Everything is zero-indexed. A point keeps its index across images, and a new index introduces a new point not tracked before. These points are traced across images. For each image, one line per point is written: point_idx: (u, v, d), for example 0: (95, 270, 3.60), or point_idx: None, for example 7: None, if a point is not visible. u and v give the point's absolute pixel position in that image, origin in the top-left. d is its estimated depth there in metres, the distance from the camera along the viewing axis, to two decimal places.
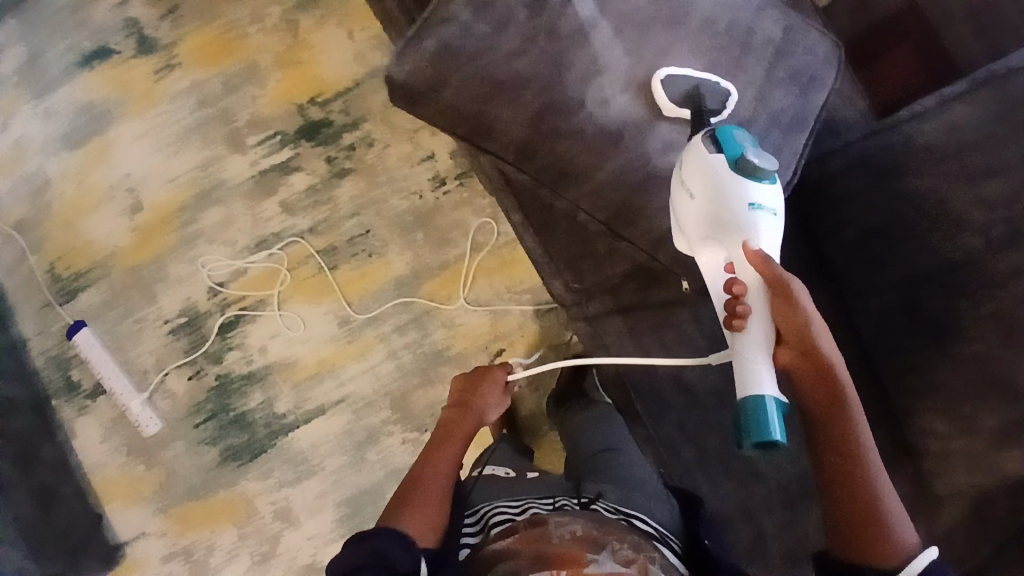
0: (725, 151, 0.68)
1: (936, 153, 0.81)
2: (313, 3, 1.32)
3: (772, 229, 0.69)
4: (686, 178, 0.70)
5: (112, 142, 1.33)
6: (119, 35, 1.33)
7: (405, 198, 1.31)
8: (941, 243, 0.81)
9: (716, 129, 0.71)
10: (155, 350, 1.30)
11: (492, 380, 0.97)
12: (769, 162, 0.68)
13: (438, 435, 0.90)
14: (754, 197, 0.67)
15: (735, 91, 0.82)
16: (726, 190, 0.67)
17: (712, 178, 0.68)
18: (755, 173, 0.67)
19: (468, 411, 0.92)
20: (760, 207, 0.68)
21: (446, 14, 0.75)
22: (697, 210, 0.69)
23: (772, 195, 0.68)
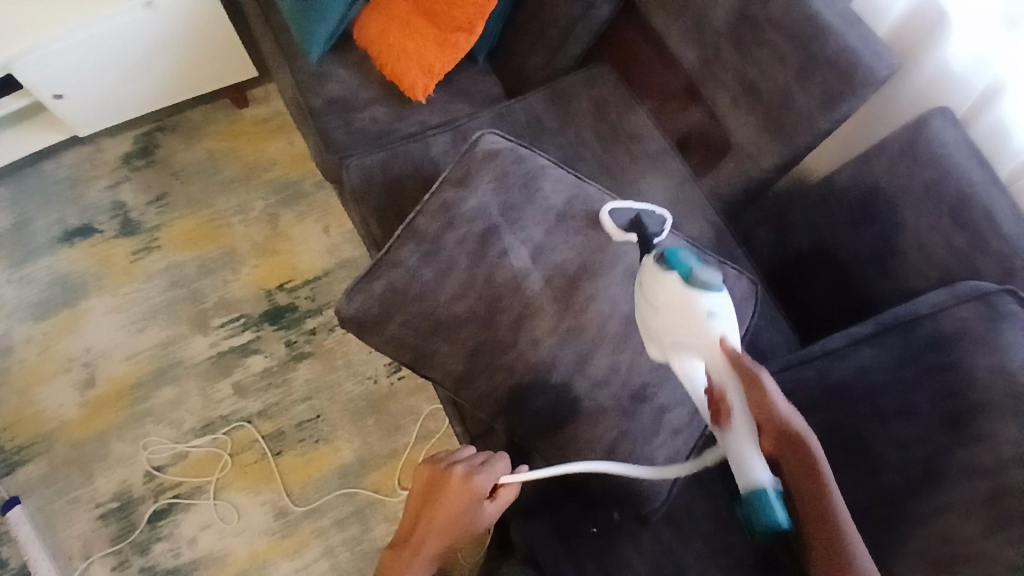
0: (676, 268, 0.72)
1: (848, 392, 0.85)
2: (294, 201, 1.44)
3: (731, 322, 0.70)
4: (652, 294, 0.74)
5: (80, 316, 1.36)
6: (105, 215, 1.43)
7: (360, 383, 1.33)
8: (864, 479, 0.82)
9: (663, 251, 0.75)
10: (83, 535, 1.23)
11: (458, 498, 0.75)
12: (708, 268, 0.71)
13: (394, 556, 0.77)
14: (706, 304, 0.70)
15: (668, 215, 0.92)
16: (681, 305, 0.70)
17: (665, 295, 0.72)
18: (698, 280, 0.70)
19: (426, 542, 0.75)
20: (714, 314, 0.69)
21: (397, 259, 0.87)
22: (661, 322, 0.73)
23: (722, 295, 0.71)
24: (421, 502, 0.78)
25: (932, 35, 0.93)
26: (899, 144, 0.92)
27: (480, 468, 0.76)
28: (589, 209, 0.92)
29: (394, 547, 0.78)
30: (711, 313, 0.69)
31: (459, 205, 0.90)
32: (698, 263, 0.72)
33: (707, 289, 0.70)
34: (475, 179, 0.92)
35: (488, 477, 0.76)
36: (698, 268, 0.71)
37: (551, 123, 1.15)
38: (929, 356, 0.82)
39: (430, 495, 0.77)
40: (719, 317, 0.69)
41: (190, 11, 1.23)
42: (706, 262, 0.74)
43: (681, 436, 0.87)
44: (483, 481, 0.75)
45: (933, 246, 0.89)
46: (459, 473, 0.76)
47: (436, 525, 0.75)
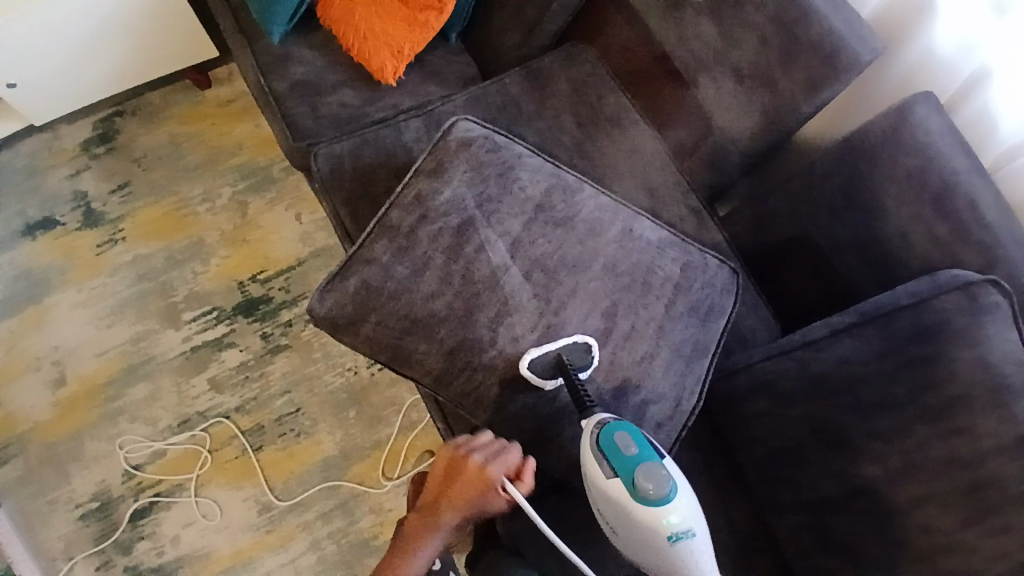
0: (622, 482, 0.70)
1: (829, 384, 0.84)
2: (264, 187, 1.39)
3: (697, 523, 0.71)
4: (606, 513, 0.73)
5: (46, 312, 1.32)
6: (66, 206, 1.37)
7: (339, 375, 1.31)
8: (842, 471, 0.83)
9: (603, 452, 0.72)
10: (65, 535, 1.21)
11: (477, 485, 0.74)
12: (661, 470, 0.70)
13: (406, 536, 0.77)
14: (671, 528, 0.69)
15: (591, 337, 0.82)
16: (648, 529, 0.69)
17: (623, 513, 0.70)
18: (656, 497, 0.69)
19: (441, 524, 0.76)
20: (684, 534, 0.69)
21: (370, 255, 0.83)
22: (631, 542, 0.72)
23: (681, 500, 0.70)
24: (437, 484, 0.77)
25: (923, 18, 0.91)
26: (883, 128, 0.90)
27: (497, 457, 0.75)
28: (567, 200, 0.90)
29: (408, 526, 0.78)
30: (683, 536, 0.69)
31: (434, 198, 0.86)
32: (645, 472, 0.70)
33: (669, 504, 0.69)
34: (448, 170, 0.88)
35: (504, 464, 0.75)
36: (653, 470, 0.70)
37: (527, 105, 1.10)
38: (908, 349, 0.80)
39: (448, 479, 0.76)
40: (691, 531, 0.70)
41: None
42: (650, 459, 0.71)
43: (663, 430, 0.84)
44: (499, 469, 0.74)
45: (915, 235, 0.88)
46: (478, 460, 0.75)
47: (452, 502, 0.75)
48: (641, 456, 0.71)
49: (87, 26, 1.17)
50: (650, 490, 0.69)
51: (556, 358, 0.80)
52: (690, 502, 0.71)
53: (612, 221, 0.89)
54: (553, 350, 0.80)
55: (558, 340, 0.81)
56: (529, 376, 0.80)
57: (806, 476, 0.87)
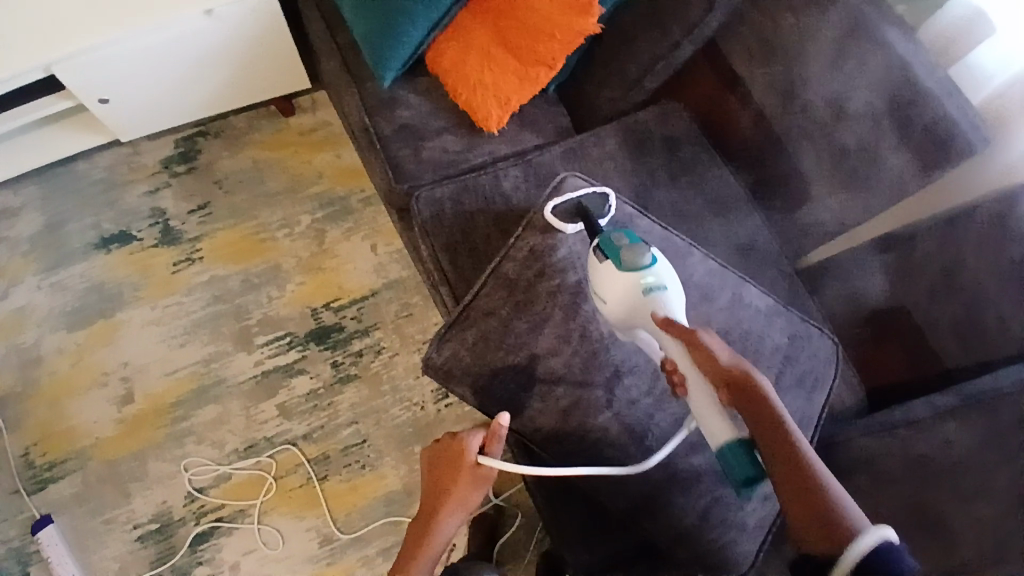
0: (609, 256, 0.78)
1: (932, 468, 0.86)
2: (341, 217, 1.42)
3: (676, 294, 0.77)
4: (598, 292, 0.80)
5: (117, 326, 1.33)
6: (143, 223, 1.40)
7: (406, 409, 1.32)
8: (942, 551, 0.83)
9: (597, 242, 0.81)
10: (120, 556, 1.20)
11: (462, 463, 0.80)
12: (644, 247, 0.78)
13: (414, 531, 0.82)
14: (647, 281, 0.76)
15: (608, 190, 0.92)
16: (626, 285, 0.77)
17: (608, 276, 0.78)
18: (636, 258, 0.77)
19: (438, 512, 0.80)
20: (658, 289, 0.76)
21: (488, 307, 0.85)
22: (614, 309, 0.78)
23: (660, 269, 0.78)
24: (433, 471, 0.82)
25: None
26: (988, 217, 0.93)
27: (472, 434, 0.80)
28: (679, 265, 0.91)
29: (414, 525, 0.82)
30: (657, 288, 0.76)
31: (549, 254, 0.87)
32: (631, 245, 0.79)
33: (649, 267, 0.77)
34: (562, 224, 0.90)
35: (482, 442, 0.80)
36: (640, 245, 0.79)
37: (624, 159, 1.11)
38: (1014, 441, 0.84)
39: (441, 463, 0.82)
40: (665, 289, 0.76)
41: (252, 28, 1.20)
42: (639, 241, 0.80)
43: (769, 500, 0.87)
44: (474, 442, 0.80)
45: (1014, 323, 0.90)
46: (451, 436, 0.82)
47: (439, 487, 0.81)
48: (629, 241, 0.79)
49: (186, 51, 1.19)
50: (631, 252, 0.77)
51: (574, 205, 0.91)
52: (670, 274, 0.79)
53: (722, 287, 0.91)
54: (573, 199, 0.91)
55: (579, 190, 0.92)
56: (551, 220, 0.89)
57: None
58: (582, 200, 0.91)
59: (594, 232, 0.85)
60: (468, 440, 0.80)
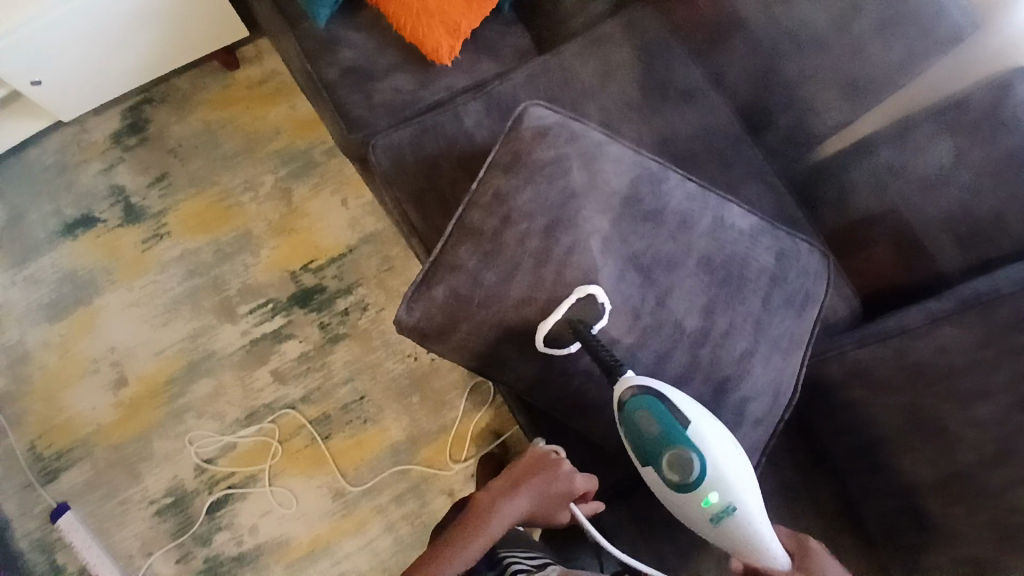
0: (652, 467, 0.74)
1: (927, 374, 0.83)
2: (306, 173, 1.35)
3: (747, 494, 0.73)
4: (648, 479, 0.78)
5: (96, 313, 1.32)
6: (104, 202, 1.37)
7: (400, 361, 1.31)
8: (935, 455, 0.83)
9: (625, 428, 0.75)
10: (141, 533, 1.24)
11: (562, 481, 0.80)
12: (689, 459, 0.71)
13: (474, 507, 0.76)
14: (711, 512, 0.74)
15: (593, 285, 0.78)
16: (682, 505, 0.75)
17: (660, 490, 0.76)
18: (689, 482, 0.73)
19: (517, 495, 0.77)
20: (727, 512, 0.73)
21: (455, 261, 0.80)
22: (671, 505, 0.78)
23: (717, 477, 0.72)
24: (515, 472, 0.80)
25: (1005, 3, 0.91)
26: (982, 109, 0.87)
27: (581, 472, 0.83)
28: (655, 190, 0.86)
29: (477, 501, 0.77)
30: (724, 513, 0.73)
31: (513, 197, 0.82)
32: (673, 454, 0.72)
33: (703, 484, 0.73)
34: (526, 162, 0.84)
35: (583, 481, 0.82)
36: (689, 457, 0.72)
37: (591, 79, 1.02)
38: (1011, 338, 0.79)
39: (528, 467, 0.80)
40: (733, 507, 0.73)
41: None
42: (684, 445, 0.72)
43: (762, 426, 0.84)
44: (579, 481, 0.82)
45: (1012, 217, 0.87)
46: (545, 448, 0.83)
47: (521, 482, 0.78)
48: (673, 446, 0.72)
49: (116, 18, 1.10)
50: (679, 474, 0.73)
51: (568, 321, 0.78)
52: (732, 473, 0.73)
53: (702, 211, 0.86)
54: (563, 310, 0.78)
55: (561, 306, 0.78)
56: (547, 350, 0.79)
57: (879, 456, 0.88)
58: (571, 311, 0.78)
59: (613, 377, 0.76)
60: (563, 460, 0.82)
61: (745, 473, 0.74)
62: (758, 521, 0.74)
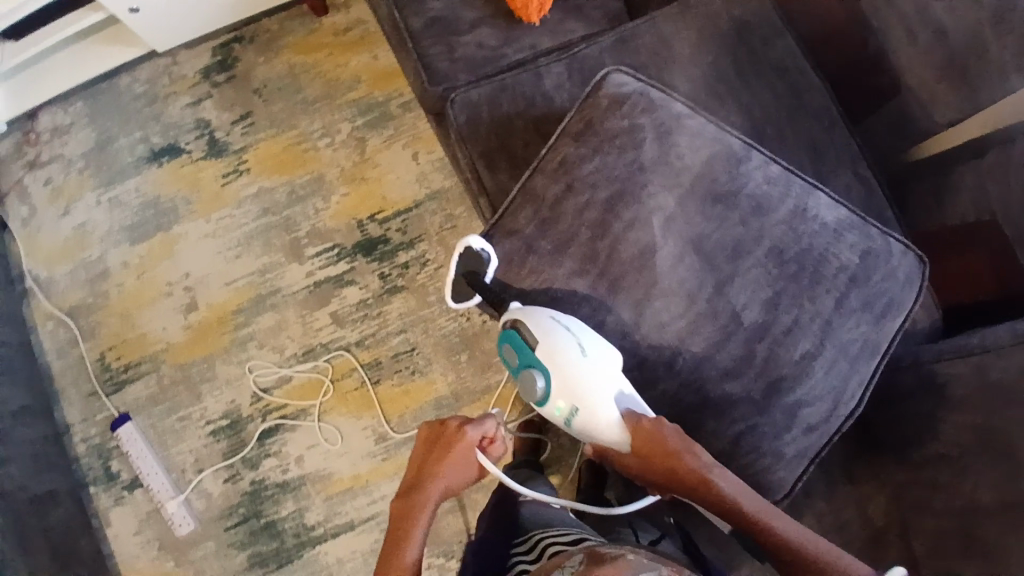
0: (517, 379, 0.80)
1: (1001, 389, 0.78)
2: (381, 123, 1.37)
3: (589, 404, 0.74)
4: None
5: (174, 240, 1.40)
6: (190, 134, 1.43)
7: (453, 319, 1.33)
8: (999, 480, 0.76)
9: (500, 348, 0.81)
10: (195, 449, 1.34)
11: (454, 442, 0.82)
12: (527, 375, 0.75)
13: (403, 507, 0.81)
14: (560, 419, 0.77)
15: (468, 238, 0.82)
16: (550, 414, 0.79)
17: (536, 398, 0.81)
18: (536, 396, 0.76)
19: (435, 484, 0.81)
20: (573, 419, 0.76)
21: (513, 225, 0.83)
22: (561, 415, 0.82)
23: (557, 391, 0.74)
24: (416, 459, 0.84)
25: None
26: None
27: (473, 420, 0.83)
28: (731, 172, 0.83)
29: (401, 499, 0.82)
30: (570, 420, 0.76)
31: (582, 166, 0.82)
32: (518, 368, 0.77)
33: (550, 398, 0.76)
34: (601, 130, 0.83)
35: (478, 428, 0.83)
36: (530, 374, 0.75)
37: (683, 51, 0.98)
38: None
39: (423, 447, 0.84)
40: (577, 412, 0.75)
41: None
42: (521, 360, 0.76)
43: (814, 433, 0.81)
44: (474, 431, 0.83)
45: None
46: (454, 423, 0.84)
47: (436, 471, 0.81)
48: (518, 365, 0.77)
49: None
50: (526, 389, 0.76)
51: (463, 273, 0.84)
52: (566, 386, 0.74)
53: (781, 198, 0.82)
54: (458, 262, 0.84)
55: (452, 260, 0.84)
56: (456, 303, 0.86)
57: (938, 475, 0.83)
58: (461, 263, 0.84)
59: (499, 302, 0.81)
60: (467, 429, 0.83)
61: (595, 381, 0.74)
62: (606, 427, 0.74)
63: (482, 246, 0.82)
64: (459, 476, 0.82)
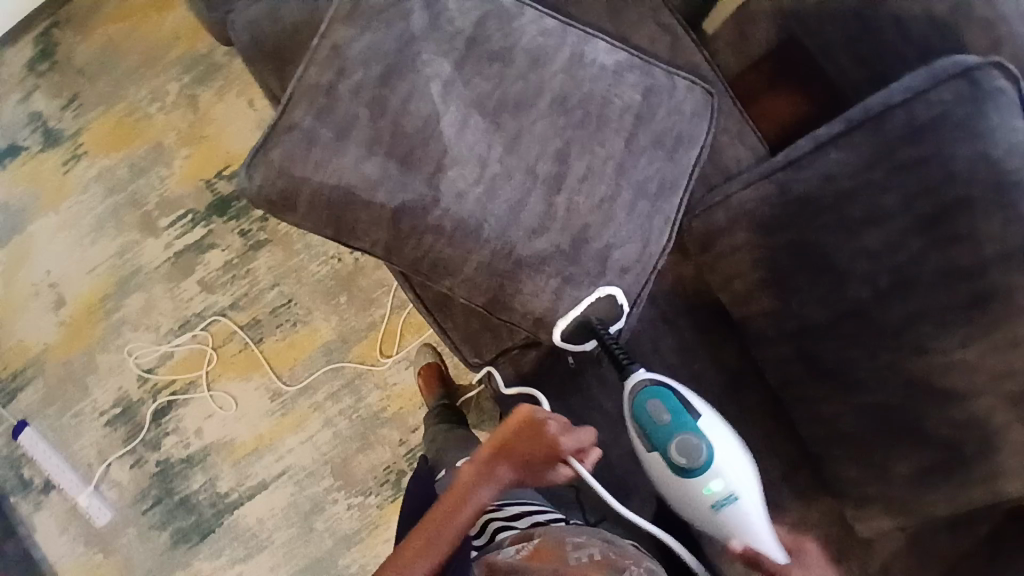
0: (658, 451, 0.79)
1: (814, 202, 0.79)
2: (210, 76, 1.32)
3: (746, 486, 0.79)
4: (657, 480, 0.82)
5: (30, 242, 1.34)
6: (25, 130, 1.35)
7: (325, 263, 1.30)
8: (830, 294, 0.80)
9: (634, 412, 0.81)
10: (96, 442, 1.30)
11: (550, 447, 0.74)
12: (694, 443, 0.78)
13: (469, 480, 0.71)
14: (713, 495, 0.78)
15: (612, 288, 0.81)
16: (688, 492, 0.79)
17: (666, 481, 0.80)
18: (692, 463, 0.78)
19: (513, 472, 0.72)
20: (728, 500, 0.78)
21: (291, 122, 0.76)
22: (677, 504, 0.82)
23: (722, 465, 0.78)
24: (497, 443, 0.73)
25: None
26: None
27: (572, 429, 0.76)
28: (504, 29, 0.79)
29: (469, 469, 0.72)
30: (727, 502, 0.78)
31: (350, 48, 0.76)
32: (674, 442, 0.78)
33: (709, 471, 0.78)
34: (364, 12, 0.77)
35: (575, 438, 0.76)
36: (688, 442, 0.78)
37: None
38: (903, 151, 0.74)
39: (515, 437, 0.73)
40: (734, 496, 0.78)
41: None
42: (681, 433, 0.78)
43: (630, 274, 0.82)
44: (571, 444, 0.75)
45: (913, 24, 0.79)
46: (556, 424, 0.75)
47: (514, 459, 0.73)
48: (678, 430, 0.78)
49: None
50: (685, 458, 0.78)
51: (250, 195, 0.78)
52: (731, 464, 0.79)
53: (558, 47, 0.80)
54: (586, 307, 0.81)
55: (582, 304, 0.80)
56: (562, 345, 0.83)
57: (770, 300, 0.85)
58: (586, 312, 0.81)
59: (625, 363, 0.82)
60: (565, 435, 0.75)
61: (749, 470, 0.80)
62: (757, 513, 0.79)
63: (620, 299, 0.82)
64: (535, 473, 0.75)
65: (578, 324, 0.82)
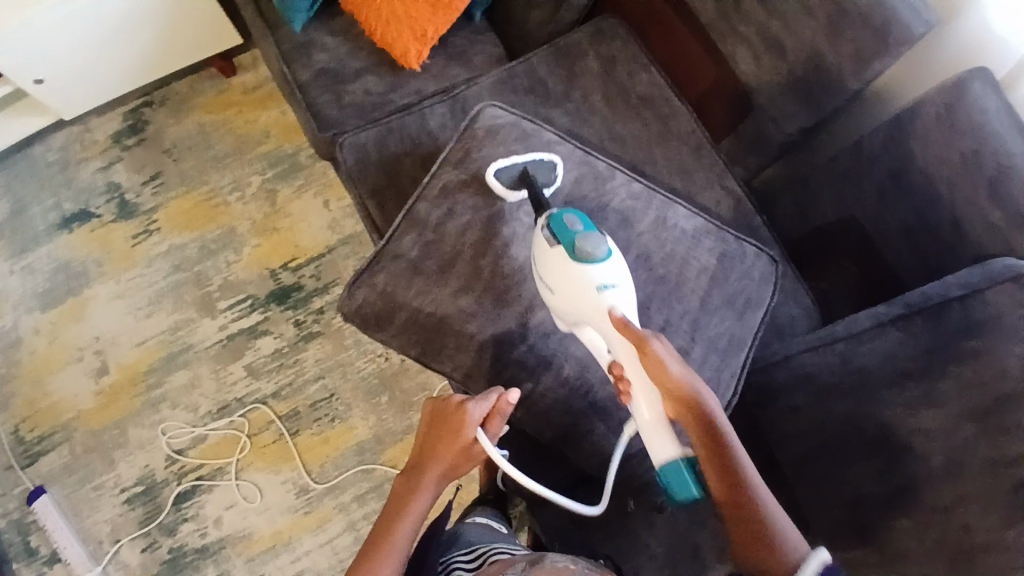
0: (562, 240, 0.75)
1: (872, 378, 0.84)
2: (291, 175, 1.42)
3: (626, 285, 0.75)
4: (546, 275, 0.76)
5: (86, 303, 1.36)
6: (102, 198, 1.41)
7: (371, 362, 1.33)
8: (886, 469, 0.82)
9: (549, 216, 0.78)
10: (111, 519, 1.26)
11: (459, 426, 0.75)
12: (599, 238, 0.75)
13: (399, 487, 0.77)
14: (600, 279, 0.74)
15: (556, 159, 0.87)
16: (576, 278, 0.74)
17: (560, 273, 0.75)
18: (592, 255, 0.74)
19: (432, 465, 0.76)
20: (609, 286, 0.74)
21: (397, 248, 0.82)
22: (557, 297, 0.75)
23: (613, 260, 0.75)
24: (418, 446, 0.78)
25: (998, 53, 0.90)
26: (936, 108, 0.87)
27: (475, 397, 0.76)
28: (599, 189, 0.88)
29: (400, 478, 0.78)
30: (609, 288, 0.74)
31: (463, 189, 0.84)
32: (582, 233, 0.75)
33: (602, 262, 0.74)
34: (477, 158, 0.86)
35: (482, 405, 0.75)
36: (590, 234, 0.75)
37: (556, 87, 1.06)
38: (958, 345, 0.80)
39: (428, 433, 0.77)
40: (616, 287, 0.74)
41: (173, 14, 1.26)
42: (590, 229, 0.76)
43: None
44: (479, 407, 0.75)
45: (971, 223, 0.85)
46: (459, 398, 0.77)
47: (431, 453, 0.76)
48: (584, 229, 0.75)
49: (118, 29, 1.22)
50: (586, 243, 0.74)
51: (343, 310, 0.82)
52: (622, 268, 0.76)
53: (644, 210, 0.89)
54: (523, 159, 0.85)
55: (524, 157, 0.85)
56: (495, 186, 0.83)
57: (832, 459, 0.86)
58: (528, 165, 0.85)
59: (541, 205, 0.80)
60: (471, 405, 0.76)
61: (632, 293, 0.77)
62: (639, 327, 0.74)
63: (555, 166, 0.87)
64: (457, 456, 0.76)
65: (518, 180, 0.84)
